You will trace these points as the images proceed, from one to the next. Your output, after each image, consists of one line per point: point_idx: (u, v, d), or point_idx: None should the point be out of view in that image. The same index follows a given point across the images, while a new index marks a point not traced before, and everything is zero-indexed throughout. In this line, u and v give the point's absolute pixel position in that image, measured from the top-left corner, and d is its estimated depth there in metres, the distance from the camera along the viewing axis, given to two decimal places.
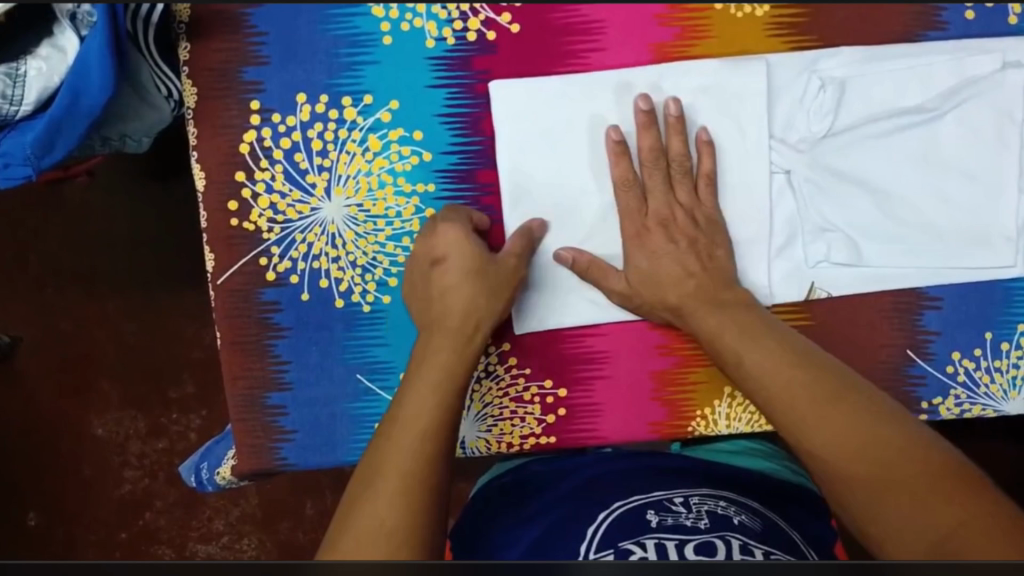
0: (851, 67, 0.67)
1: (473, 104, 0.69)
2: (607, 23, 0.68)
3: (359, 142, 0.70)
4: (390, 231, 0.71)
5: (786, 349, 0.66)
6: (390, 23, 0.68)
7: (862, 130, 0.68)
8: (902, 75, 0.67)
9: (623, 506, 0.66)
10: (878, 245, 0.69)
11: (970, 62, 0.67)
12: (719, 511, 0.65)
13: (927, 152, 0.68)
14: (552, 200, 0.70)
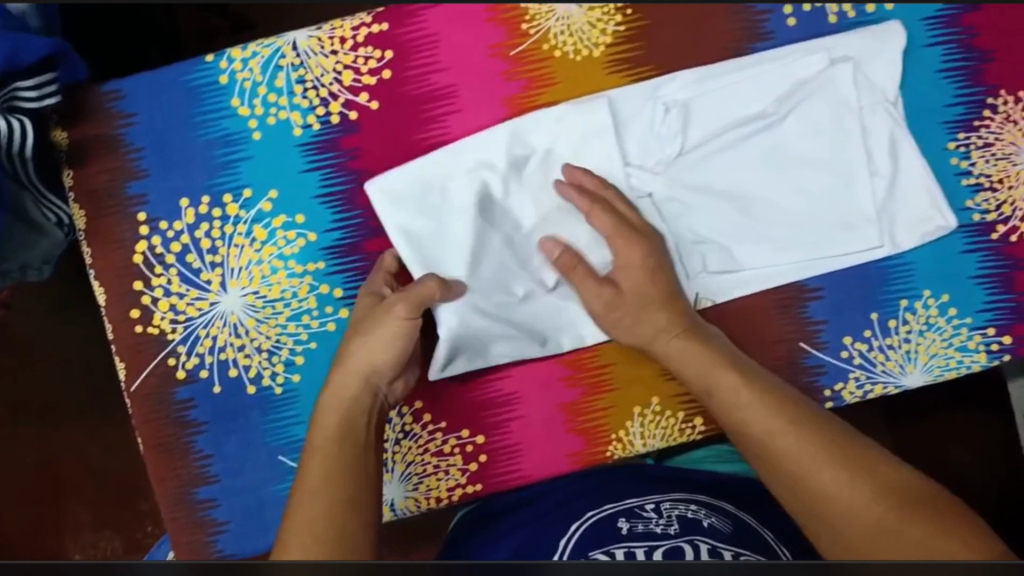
0: (690, 89, 0.71)
1: (346, 180, 0.73)
2: (458, 87, 0.72)
3: (245, 234, 0.73)
4: (289, 312, 0.74)
5: (746, 374, 0.67)
6: (257, 120, 0.73)
7: (711, 144, 0.72)
8: (739, 87, 0.71)
9: (597, 515, 0.65)
10: (747, 248, 0.72)
11: (801, 64, 0.71)
12: (689, 515, 0.64)
13: (776, 154, 0.72)
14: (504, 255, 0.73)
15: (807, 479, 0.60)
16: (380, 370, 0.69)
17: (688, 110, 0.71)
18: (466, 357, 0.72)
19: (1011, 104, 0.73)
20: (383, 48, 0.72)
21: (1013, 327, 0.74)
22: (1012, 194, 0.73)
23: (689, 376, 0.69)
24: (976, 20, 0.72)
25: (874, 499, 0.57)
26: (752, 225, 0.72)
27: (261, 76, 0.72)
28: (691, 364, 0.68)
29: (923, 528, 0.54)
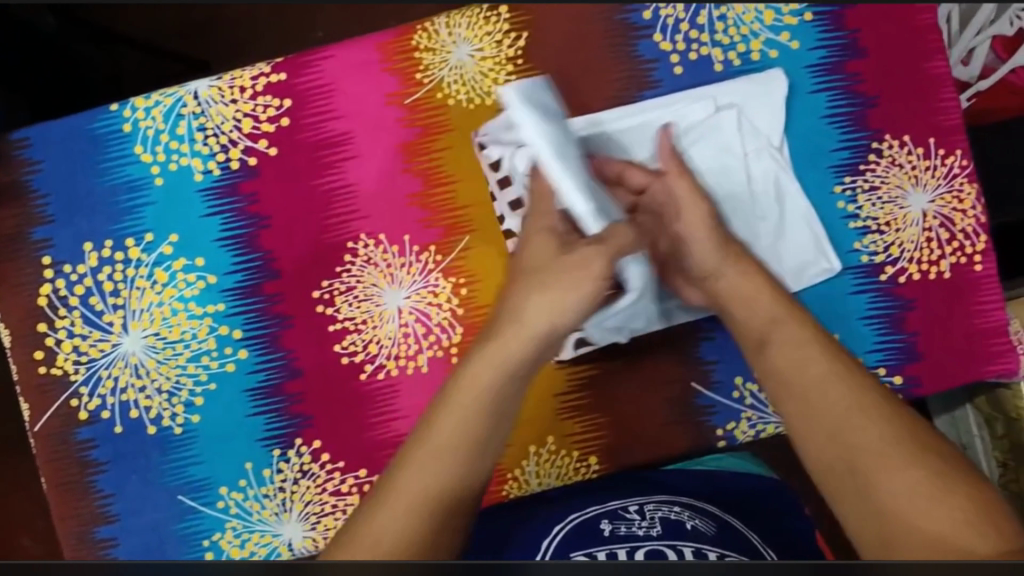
0: (579, 135, 0.73)
1: (244, 225, 0.75)
2: (354, 134, 0.75)
3: (147, 277, 0.75)
4: (189, 353, 0.76)
5: (814, 330, 0.65)
6: (159, 166, 0.75)
7: None
8: (625, 134, 0.72)
9: (579, 517, 0.67)
10: None
11: (685, 111, 0.72)
12: (673, 516, 0.65)
13: None
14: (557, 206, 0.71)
15: (842, 434, 0.59)
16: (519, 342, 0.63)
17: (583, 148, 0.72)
18: (620, 313, 0.69)
19: (896, 148, 0.74)
20: (281, 97, 0.74)
21: (903, 367, 0.74)
22: (899, 236, 0.74)
23: (748, 325, 0.67)
24: (860, 67, 0.73)
25: (915, 461, 0.56)
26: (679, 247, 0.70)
27: (164, 124, 0.75)
28: (760, 316, 0.66)
29: (958, 505, 0.54)
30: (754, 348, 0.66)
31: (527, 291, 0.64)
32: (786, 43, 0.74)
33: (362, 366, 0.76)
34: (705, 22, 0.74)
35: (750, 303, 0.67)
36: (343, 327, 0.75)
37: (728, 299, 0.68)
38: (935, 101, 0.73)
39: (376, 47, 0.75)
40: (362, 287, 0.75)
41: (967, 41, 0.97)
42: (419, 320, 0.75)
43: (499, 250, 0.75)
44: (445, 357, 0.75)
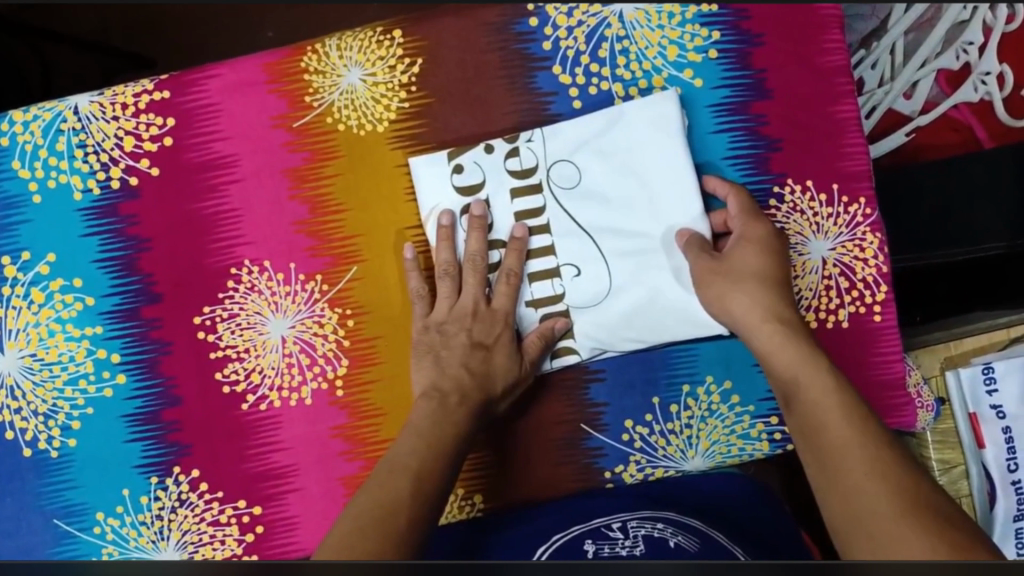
0: (548, 148, 0.71)
1: (123, 247, 0.73)
2: (241, 156, 0.72)
3: (23, 296, 0.73)
4: (67, 376, 0.74)
5: (840, 382, 0.63)
6: (37, 183, 0.73)
7: (561, 202, 0.71)
8: (592, 150, 0.71)
9: (564, 538, 0.64)
10: (585, 315, 0.71)
11: (650, 136, 0.70)
12: (656, 534, 0.61)
13: (623, 223, 0.71)
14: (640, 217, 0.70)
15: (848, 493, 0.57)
16: (497, 392, 0.70)
17: (583, 169, 0.71)
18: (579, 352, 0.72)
19: (798, 194, 0.72)
20: (164, 116, 0.72)
21: None
22: (798, 283, 0.72)
23: (779, 369, 0.65)
24: (764, 108, 0.72)
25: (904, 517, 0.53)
26: (657, 281, 0.70)
27: (42, 139, 0.73)
28: (789, 359, 0.65)
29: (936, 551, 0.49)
30: (786, 394, 0.65)
31: (478, 377, 0.70)
32: (689, 80, 0.72)
33: (244, 396, 0.73)
34: (607, 55, 0.71)
35: (773, 360, 0.65)
36: (224, 355, 0.73)
37: (763, 353, 0.66)
38: (840, 146, 0.71)
39: (261, 66, 0.72)
40: (245, 315, 0.73)
41: (911, 73, 0.87)
42: (303, 350, 0.73)
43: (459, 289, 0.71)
44: (329, 389, 0.73)
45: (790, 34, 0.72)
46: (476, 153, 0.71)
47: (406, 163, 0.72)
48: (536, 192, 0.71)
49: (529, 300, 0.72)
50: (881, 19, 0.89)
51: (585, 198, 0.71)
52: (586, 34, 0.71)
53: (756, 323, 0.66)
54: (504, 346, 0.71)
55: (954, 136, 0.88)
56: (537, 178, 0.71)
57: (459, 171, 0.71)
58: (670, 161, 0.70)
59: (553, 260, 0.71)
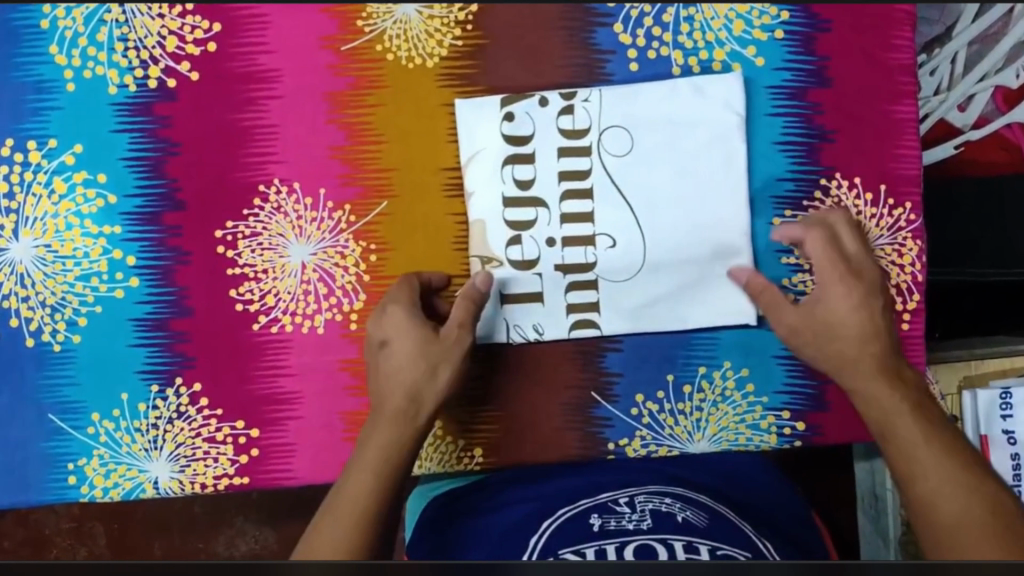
0: (609, 110, 0.69)
1: (153, 149, 0.71)
2: (282, 73, 0.71)
3: (45, 185, 0.72)
4: (78, 272, 0.72)
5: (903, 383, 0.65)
6: (73, 71, 0.71)
7: (630, 177, 0.69)
8: (664, 125, 0.69)
9: (568, 513, 0.65)
10: (620, 287, 0.70)
11: (713, 111, 0.69)
12: (664, 509, 0.63)
13: (690, 200, 0.69)
14: (699, 199, 0.69)
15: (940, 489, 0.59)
16: (421, 360, 0.67)
17: (635, 137, 0.69)
18: (641, 316, 0.70)
19: (844, 190, 0.70)
20: (211, 20, 0.70)
21: (806, 414, 0.71)
22: None
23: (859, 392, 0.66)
24: (821, 98, 0.70)
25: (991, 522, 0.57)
26: (696, 262, 0.69)
27: (83, 27, 0.71)
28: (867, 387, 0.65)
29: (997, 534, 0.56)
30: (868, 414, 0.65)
31: (388, 352, 0.68)
32: (751, 57, 0.70)
33: (256, 317, 0.72)
34: (671, 21, 0.69)
35: (873, 394, 0.65)
36: (242, 273, 0.72)
37: (867, 399, 0.65)
38: (894, 147, 0.70)
39: None
40: (268, 235, 0.71)
41: (967, 86, 0.85)
42: (322, 280, 0.71)
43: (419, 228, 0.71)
44: (343, 321, 0.72)
45: (860, 24, 0.69)
46: (529, 104, 0.69)
47: (451, 104, 0.70)
48: (584, 154, 0.69)
49: (559, 264, 0.70)
50: (946, 26, 0.86)
51: (631, 166, 0.69)
52: None
53: (867, 363, 0.65)
54: (405, 326, 0.68)
55: (1004, 155, 0.84)
56: (588, 140, 0.69)
57: (509, 121, 0.69)
58: (734, 140, 0.69)
59: (590, 228, 0.70)
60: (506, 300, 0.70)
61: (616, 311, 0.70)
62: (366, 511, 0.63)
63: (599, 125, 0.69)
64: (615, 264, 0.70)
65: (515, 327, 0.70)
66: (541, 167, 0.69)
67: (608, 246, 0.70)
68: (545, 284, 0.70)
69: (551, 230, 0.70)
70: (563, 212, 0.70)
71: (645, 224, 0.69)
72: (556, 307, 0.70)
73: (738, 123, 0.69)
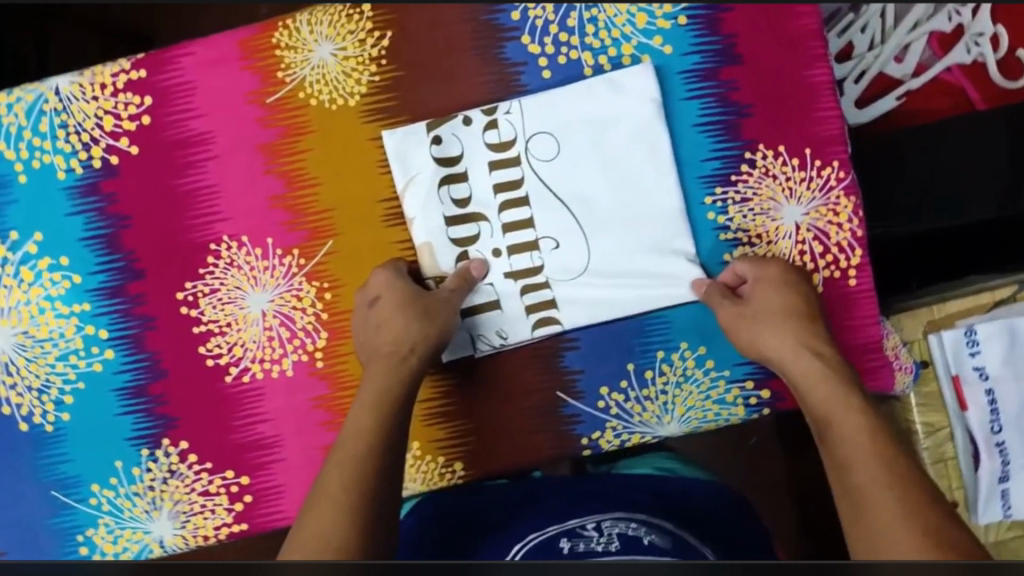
0: (530, 117, 0.71)
1: (106, 225, 0.75)
2: (216, 134, 0.73)
3: (13, 275, 0.75)
4: (57, 352, 0.76)
5: (839, 373, 0.66)
6: (23, 164, 0.75)
7: (561, 179, 0.71)
8: (584, 124, 0.71)
9: (538, 537, 0.61)
10: (570, 285, 0.72)
11: (629, 101, 0.70)
12: (630, 532, 0.58)
13: (621, 191, 0.71)
14: (629, 189, 0.71)
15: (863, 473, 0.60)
16: (411, 322, 0.69)
17: (559, 141, 0.71)
18: (596, 311, 0.72)
19: (770, 158, 0.71)
20: (142, 94, 0.74)
21: (771, 382, 0.72)
22: (769, 249, 0.71)
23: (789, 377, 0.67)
24: (735, 74, 0.71)
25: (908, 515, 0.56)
26: (637, 251, 0.71)
27: (25, 121, 0.74)
28: (799, 374, 0.66)
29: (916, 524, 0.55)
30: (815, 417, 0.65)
31: (377, 315, 0.71)
32: (658, 46, 0.71)
33: (228, 369, 0.75)
34: (576, 24, 0.71)
35: (798, 386, 0.66)
36: (207, 329, 0.74)
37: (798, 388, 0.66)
38: (814, 110, 0.71)
39: (235, 44, 0.73)
40: (226, 290, 0.74)
41: (901, 37, 0.85)
42: (283, 324, 0.74)
43: (372, 238, 0.73)
44: (309, 361, 0.74)
45: None
46: (454, 125, 0.71)
47: (378, 137, 0.72)
48: (514, 164, 0.71)
49: (507, 272, 0.72)
50: None
51: (560, 170, 0.71)
52: (555, 3, 0.71)
53: (790, 358, 0.67)
54: (395, 287, 0.70)
55: (946, 100, 0.85)
56: (515, 150, 0.71)
57: (437, 143, 0.71)
58: (654, 126, 0.70)
59: (532, 233, 0.72)
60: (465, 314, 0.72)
61: (570, 308, 0.72)
62: (359, 484, 0.64)
63: (524, 134, 0.71)
64: (562, 265, 0.72)
65: (479, 337, 0.73)
66: (475, 182, 0.72)
67: (551, 247, 0.72)
68: (498, 293, 0.72)
69: (494, 242, 0.72)
70: (503, 221, 0.72)
71: (583, 221, 0.71)
72: (512, 313, 0.72)
73: (655, 110, 0.70)
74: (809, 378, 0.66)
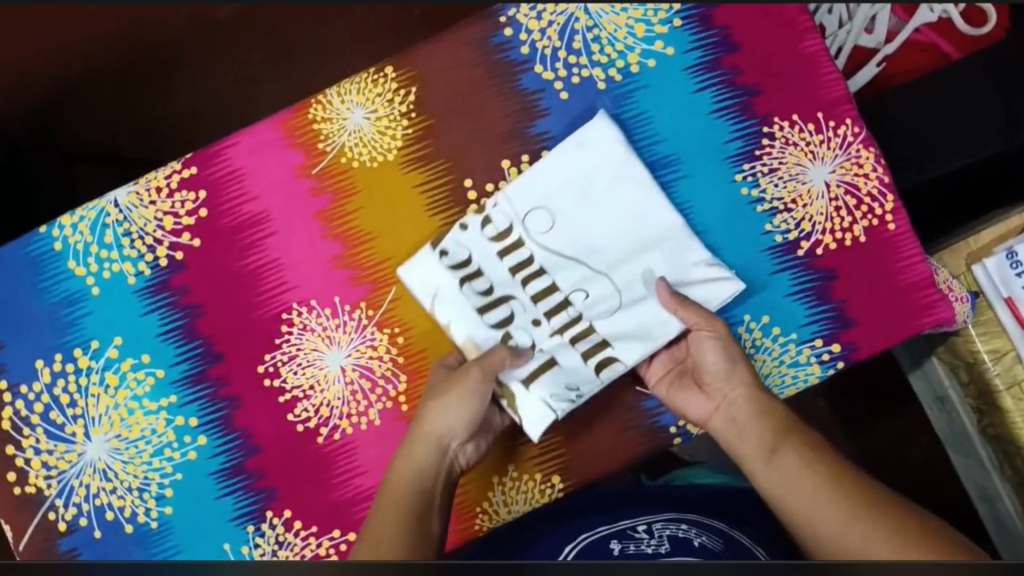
0: (517, 201, 0.74)
1: (181, 317, 0.78)
2: (271, 212, 0.78)
3: (100, 383, 0.78)
4: (152, 448, 0.78)
5: (793, 426, 0.71)
6: (94, 276, 0.79)
7: (568, 249, 0.74)
8: (565, 191, 0.74)
9: (589, 538, 0.71)
10: (617, 332, 0.73)
11: (600, 152, 0.74)
12: (681, 534, 0.68)
13: (625, 233, 0.74)
14: (628, 225, 0.74)
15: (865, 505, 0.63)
16: (439, 401, 0.71)
17: (553, 210, 0.74)
18: (647, 341, 0.72)
19: (787, 128, 0.76)
20: (196, 190, 0.78)
21: (838, 335, 0.74)
22: (807, 210, 0.75)
23: (735, 423, 0.72)
24: (736, 60, 0.76)
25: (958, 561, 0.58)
26: (667, 266, 0.73)
27: (90, 236, 0.79)
28: (742, 418, 0.71)
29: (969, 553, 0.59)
30: (765, 456, 0.69)
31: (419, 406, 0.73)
32: (661, 50, 0.77)
33: (318, 431, 0.77)
34: (582, 46, 0.77)
35: (738, 434, 0.71)
36: (292, 396, 0.77)
37: (734, 428, 0.72)
38: (816, 76, 0.76)
39: (273, 127, 0.78)
40: (304, 353, 0.77)
41: (866, 10, 0.92)
42: (364, 375, 0.77)
43: None
44: (394, 406, 0.77)
45: None
46: (455, 235, 0.74)
47: (421, 183, 0.77)
48: (518, 246, 0.74)
49: (553, 333, 0.74)
50: None
51: (565, 232, 0.74)
52: (559, 31, 0.77)
53: (743, 403, 0.71)
54: (433, 380, 0.74)
55: (923, 56, 0.91)
56: (514, 235, 0.74)
57: (445, 255, 0.74)
58: (630, 164, 0.74)
59: (558, 295, 0.74)
60: (526, 383, 0.73)
61: (623, 346, 0.73)
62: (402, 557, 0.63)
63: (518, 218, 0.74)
64: (603, 310, 0.73)
65: (553, 396, 0.72)
66: (489, 274, 0.75)
67: (581, 292, 0.74)
68: (553, 353, 0.74)
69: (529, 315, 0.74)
70: (531, 295, 0.74)
71: (603, 271, 0.74)
72: (575, 365, 0.73)
73: (623, 156, 0.73)
74: (745, 422, 0.71)
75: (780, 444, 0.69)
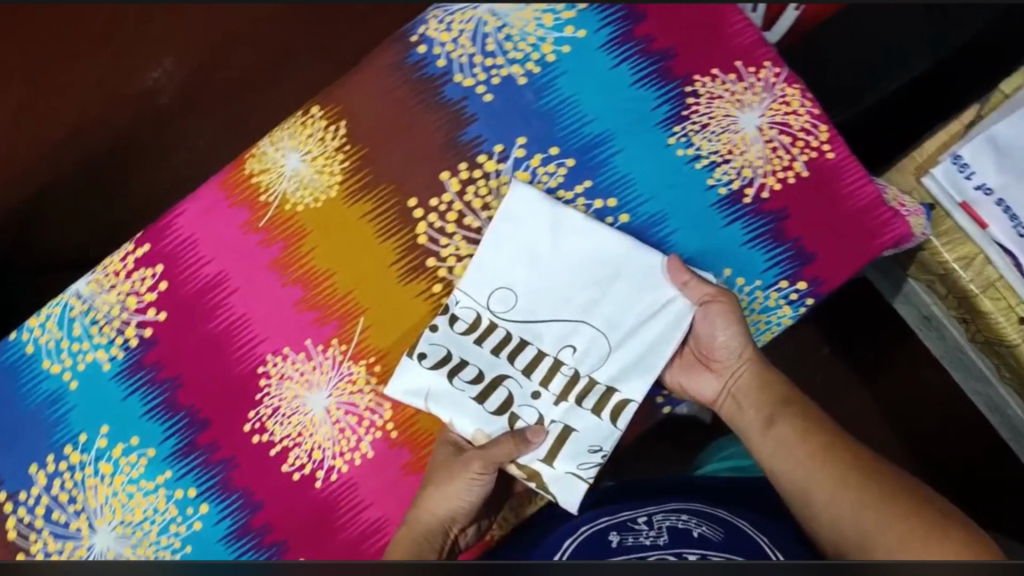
0: (476, 286, 0.75)
1: (161, 391, 0.79)
2: (227, 272, 0.79)
3: (95, 473, 0.78)
4: (157, 527, 0.77)
5: (791, 398, 0.75)
6: (70, 370, 0.80)
7: (545, 315, 0.74)
8: (519, 267, 0.75)
9: (590, 529, 0.71)
10: (620, 372, 0.73)
11: (537, 215, 0.75)
12: (681, 524, 0.67)
13: (589, 280, 0.75)
14: (587, 269, 0.75)
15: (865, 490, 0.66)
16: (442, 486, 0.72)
17: (516, 287, 0.75)
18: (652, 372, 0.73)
19: (709, 83, 0.77)
20: (153, 266, 0.79)
21: (801, 272, 0.74)
22: (745, 158, 0.75)
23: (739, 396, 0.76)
24: (647, 29, 0.78)
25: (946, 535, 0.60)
26: (639, 298, 0.74)
27: (60, 332, 0.80)
28: (742, 392, 0.75)
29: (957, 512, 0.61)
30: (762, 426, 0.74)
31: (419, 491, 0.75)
32: (573, 35, 0.78)
33: (315, 475, 0.77)
34: (495, 47, 0.78)
35: (740, 412, 0.76)
36: (283, 447, 0.77)
37: (736, 403, 0.76)
38: (726, 29, 0.77)
39: (215, 189, 0.80)
40: (287, 402, 0.77)
41: None
42: (348, 411, 0.77)
43: (398, 299, 0.78)
44: (384, 435, 0.77)
45: None
46: (426, 336, 0.74)
47: (365, 213, 0.78)
48: (492, 328, 0.75)
49: (557, 399, 0.73)
50: None
51: (530, 303, 0.75)
52: (471, 37, 0.79)
53: (745, 379, 0.75)
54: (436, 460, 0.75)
55: None
56: (485, 318, 0.75)
57: (424, 358, 0.74)
58: (569, 214, 0.75)
59: (549, 356, 0.74)
60: (550, 460, 0.72)
61: (629, 378, 0.73)
62: None
63: (482, 301, 0.75)
64: (601, 352, 0.74)
65: (580, 462, 0.72)
66: (474, 361, 0.74)
67: (570, 343, 0.74)
68: (564, 418, 0.73)
69: (527, 388, 0.73)
70: (524, 369, 0.74)
71: (585, 320, 0.74)
72: (587, 421, 0.73)
73: (557, 214, 0.74)
74: (746, 396, 0.75)
75: (777, 415, 0.73)
